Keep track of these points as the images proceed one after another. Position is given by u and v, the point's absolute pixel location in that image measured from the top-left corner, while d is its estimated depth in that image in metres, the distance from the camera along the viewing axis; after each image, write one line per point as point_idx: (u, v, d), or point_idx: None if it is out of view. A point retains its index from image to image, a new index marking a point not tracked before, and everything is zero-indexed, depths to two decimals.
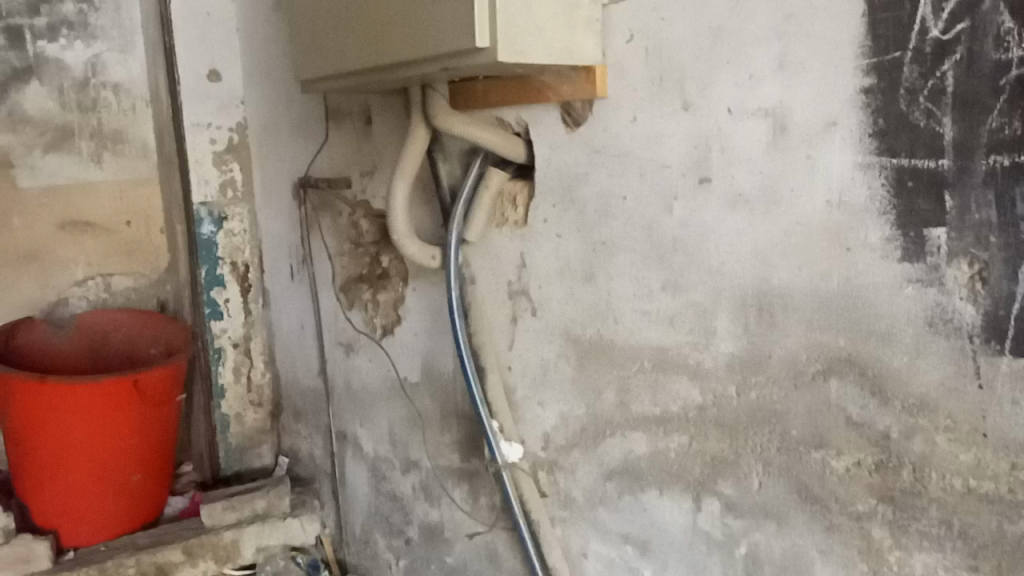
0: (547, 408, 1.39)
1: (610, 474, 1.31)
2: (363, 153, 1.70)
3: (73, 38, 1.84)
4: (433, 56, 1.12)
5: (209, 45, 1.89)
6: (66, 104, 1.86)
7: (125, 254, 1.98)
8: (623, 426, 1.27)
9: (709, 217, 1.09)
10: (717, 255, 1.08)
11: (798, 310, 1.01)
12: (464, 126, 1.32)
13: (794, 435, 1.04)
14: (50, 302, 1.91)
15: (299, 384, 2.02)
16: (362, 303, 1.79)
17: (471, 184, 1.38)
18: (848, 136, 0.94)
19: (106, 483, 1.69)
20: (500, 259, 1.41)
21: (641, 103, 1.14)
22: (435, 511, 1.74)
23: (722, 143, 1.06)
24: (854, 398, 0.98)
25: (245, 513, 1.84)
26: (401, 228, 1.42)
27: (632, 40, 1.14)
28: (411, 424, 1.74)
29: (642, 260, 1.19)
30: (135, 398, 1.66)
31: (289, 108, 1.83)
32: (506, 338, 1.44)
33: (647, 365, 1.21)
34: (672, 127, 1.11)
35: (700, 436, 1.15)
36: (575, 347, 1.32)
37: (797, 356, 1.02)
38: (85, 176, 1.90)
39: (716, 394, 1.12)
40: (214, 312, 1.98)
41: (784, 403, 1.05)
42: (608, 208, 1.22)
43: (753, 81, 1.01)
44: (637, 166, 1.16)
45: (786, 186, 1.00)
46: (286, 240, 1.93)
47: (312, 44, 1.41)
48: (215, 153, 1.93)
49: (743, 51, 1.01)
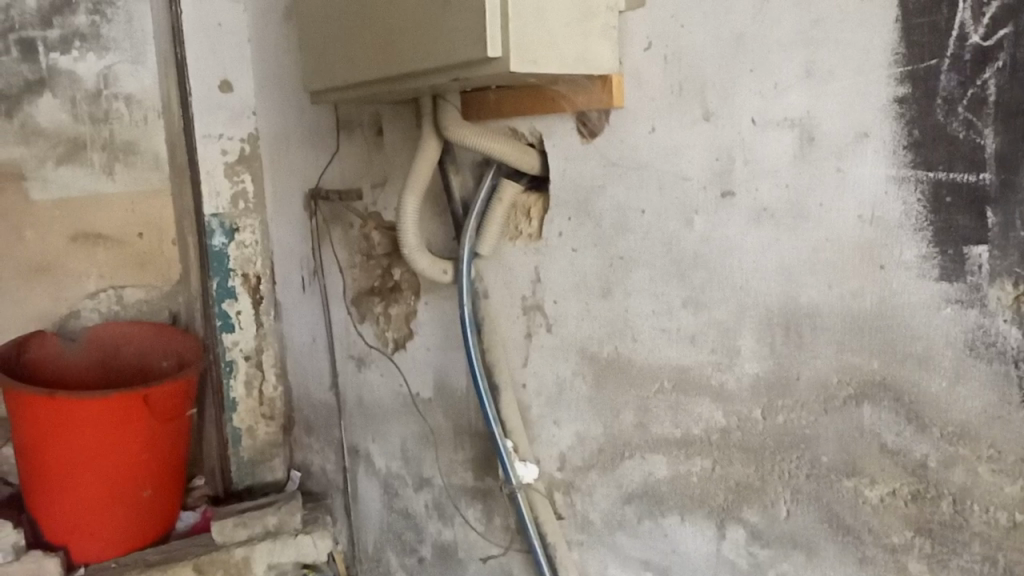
0: (563, 427, 1.35)
1: (629, 498, 1.26)
2: (373, 164, 1.66)
3: (84, 49, 1.82)
4: (445, 65, 1.08)
5: (220, 56, 1.86)
6: (78, 116, 1.84)
7: (137, 266, 1.95)
8: (642, 448, 1.22)
9: (732, 233, 1.04)
10: (741, 271, 1.04)
11: (827, 330, 0.96)
12: (476, 137, 1.27)
13: (825, 462, 0.99)
14: (61, 315, 1.89)
15: (311, 398, 1.98)
16: (373, 317, 1.75)
17: (484, 196, 1.34)
18: (880, 148, 0.89)
19: (116, 500, 1.66)
20: (515, 273, 1.37)
21: (661, 112, 1.10)
22: (449, 530, 1.69)
23: (745, 154, 1.01)
24: (888, 425, 0.93)
25: (256, 530, 1.80)
26: (412, 242, 1.38)
27: (651, 47, 1.10)
28: (423, 441, 1.70)
29: (661, 276, 1.14)
30: (146, 413, 1.63)
31: (300, 119, 1.80)
32: (520, 355, 1.39)
33: (667, 386, 1.16)
34: (693, 138, 1.07)
35: (724, 460, 1.10)
36: (593, 365, 1.27)
37: (827, 379, 0.97)
38: (97, 188, 1.88)
39: (740, 417, 1.07)
40: (226, 325, 1.94)
41: (813, 427, 1.00)
42: (626, 221, 1.17)
43: (778, 90, 0.96)
44: (656, 178, 1.12)
45: (814, 200, 0.95)
46: (297, 251, 1.89)
47: (323, 53, 1.37)
48: (226, 164, 1.90)
49: (767, 58, 0.97)
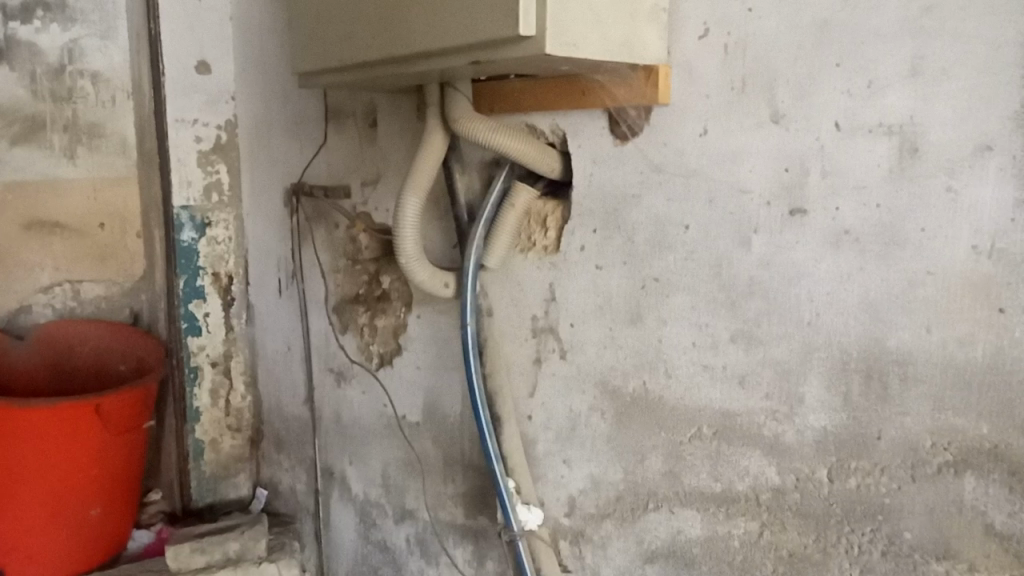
0: (574, 468, 1.17)
1: (651, 557, 1.08)
2: (365, 158, 1.48)
3: (48, 20, 1.61)
4: (466, 45, 0.90)
5: (199, 33, 1.66)
6: (38, 92, 1.62)
7: (97, 259, 1.71)
8: (671, 501, 1.05)
9: (801, 257, 0.88)
10: (811, 305, 0.88)
11: (924, 381, 0.81)
12: (490, 132, 1.09)
13: (908, 539, 0.84)
14: (10, 309, 1.65)
15: (282, 411, 1.76)
16: (357, 328, 1.56)
17: (494, 202, 1.16)
18: (1008, 164, 0.74)
19: (60, 521, 1.44)
20: (525, 290, 1.19)
21: (714, 114, 0.93)
22: (433, 570, 1.51)
23: (824, 165, 0.85)
24: (998, 503, 0.78)
25: (216, 557, 1.55)
26: (410, 251, 1.19)
27: (709, 34, 0.93)
28: (408, 469, 1.52)
29: (706, 304, 0.97)
30: (96, 425, 1.42)
31: (284, 104, 1.60)
32: (527, 384, 1.21)
33: (707, 433, 0.99)
34: (756, 144, 0.90)
35: (775, 525, 0.94)
36: (614, 402, 1.10)
37: (917, 442, 0.82)
38: (56, 172, 1.65)
39: (798, 476, 0.91)
40: (192, 327, 1.73)
41: (896, 497, 0.84)
42: (664, 239, 1.00)
43: (873, 90, 0.81)
44: (707, 190, 0.95)
45: (913, 223, 0.80)
46: (274, 250, 1.69)
47: (315, 29, 1.18)
48: (200, 152, 1.69)
49: (861, 51, 0.81)
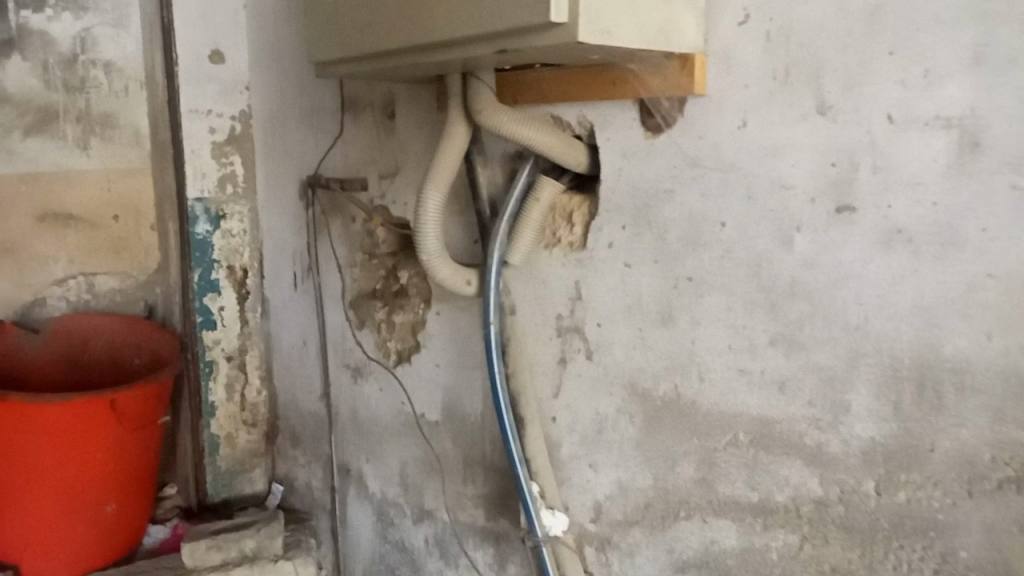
0: (601, 473, 1.12)
1: (682, 566, 1.04)
2: (384, 150, 1.44)
3: (60, 8, 1.57)
4: (492, 32, 0.85)
5: (213, 22, 1.62)
6: (50, 82, 1.58)
7: (112, 251, 1.68)
8: (704, 510, 1.00)
9: (848, 258, 0.83)
10: (859, 309, 0.83)
11: (982, 393, 0.77)
12: (515, 124, 1.04)
13: (962, 558, 0.80)
14: (24, 303, 1.62)
15: (297, 407, 1.73)
16: (374, 324, 1.53)
17: (517, 197, 1.11)
18: None
19: (76, 517, 1.41)
20: (549, 287, 1.14)
21: (753, 104, 0.88)
22: (452, 571, 1.48)
23: (875, 160, 0.81)
24: None
25: (232, 554, 1.52)
26: (432, 246, 1.14)
27: (750, 19, 0.87)
28: (427, 468, 1.49)
29: (744, 305, 0.92)
30: (112, 420, 1.39)
31: (300, 94, 1.56)
32: (551, 384, 1.16)
33: (743, 440, 0.95)
34: (800, 137, 0.85)
35: (816, 538, 0.90)
36: (644, 406, 1.05)
37: (975, 454, 0.78)
38: (69, 163, 1.61)
39: (842, 488, 0.87)
40: (207, 322, 1.70)
41: (949, 512, 0.81)
42: (697, 237, 0.95)
43: (930, 80, 0.77)
44: (746, 184, 0.90)
45: (974, 223, 0.76)
46: (289, 243, 1.65)
47: (333, 16, 1.14)
48: (214, 143, 1.66)
49: (916, 39, 0.77)
